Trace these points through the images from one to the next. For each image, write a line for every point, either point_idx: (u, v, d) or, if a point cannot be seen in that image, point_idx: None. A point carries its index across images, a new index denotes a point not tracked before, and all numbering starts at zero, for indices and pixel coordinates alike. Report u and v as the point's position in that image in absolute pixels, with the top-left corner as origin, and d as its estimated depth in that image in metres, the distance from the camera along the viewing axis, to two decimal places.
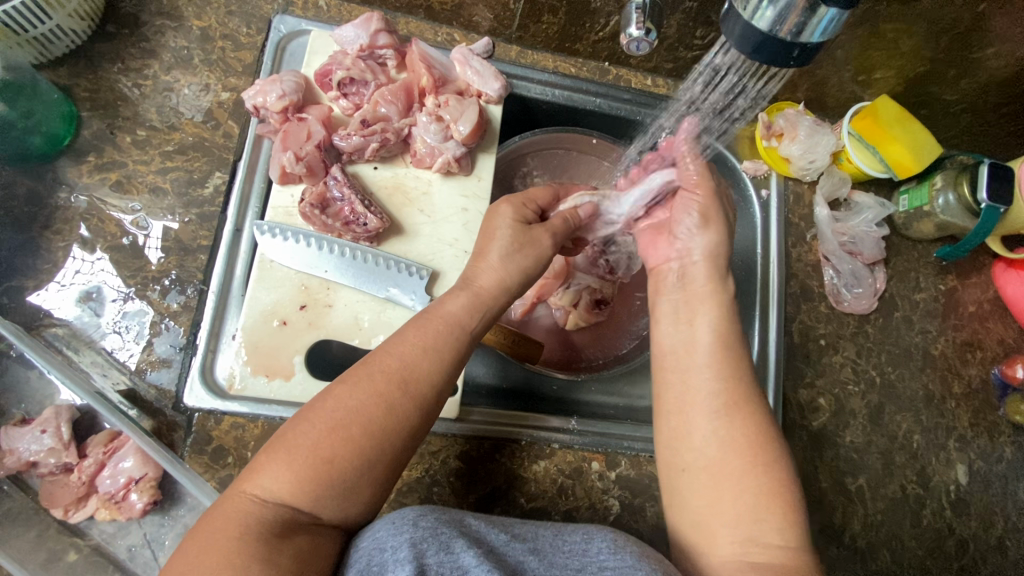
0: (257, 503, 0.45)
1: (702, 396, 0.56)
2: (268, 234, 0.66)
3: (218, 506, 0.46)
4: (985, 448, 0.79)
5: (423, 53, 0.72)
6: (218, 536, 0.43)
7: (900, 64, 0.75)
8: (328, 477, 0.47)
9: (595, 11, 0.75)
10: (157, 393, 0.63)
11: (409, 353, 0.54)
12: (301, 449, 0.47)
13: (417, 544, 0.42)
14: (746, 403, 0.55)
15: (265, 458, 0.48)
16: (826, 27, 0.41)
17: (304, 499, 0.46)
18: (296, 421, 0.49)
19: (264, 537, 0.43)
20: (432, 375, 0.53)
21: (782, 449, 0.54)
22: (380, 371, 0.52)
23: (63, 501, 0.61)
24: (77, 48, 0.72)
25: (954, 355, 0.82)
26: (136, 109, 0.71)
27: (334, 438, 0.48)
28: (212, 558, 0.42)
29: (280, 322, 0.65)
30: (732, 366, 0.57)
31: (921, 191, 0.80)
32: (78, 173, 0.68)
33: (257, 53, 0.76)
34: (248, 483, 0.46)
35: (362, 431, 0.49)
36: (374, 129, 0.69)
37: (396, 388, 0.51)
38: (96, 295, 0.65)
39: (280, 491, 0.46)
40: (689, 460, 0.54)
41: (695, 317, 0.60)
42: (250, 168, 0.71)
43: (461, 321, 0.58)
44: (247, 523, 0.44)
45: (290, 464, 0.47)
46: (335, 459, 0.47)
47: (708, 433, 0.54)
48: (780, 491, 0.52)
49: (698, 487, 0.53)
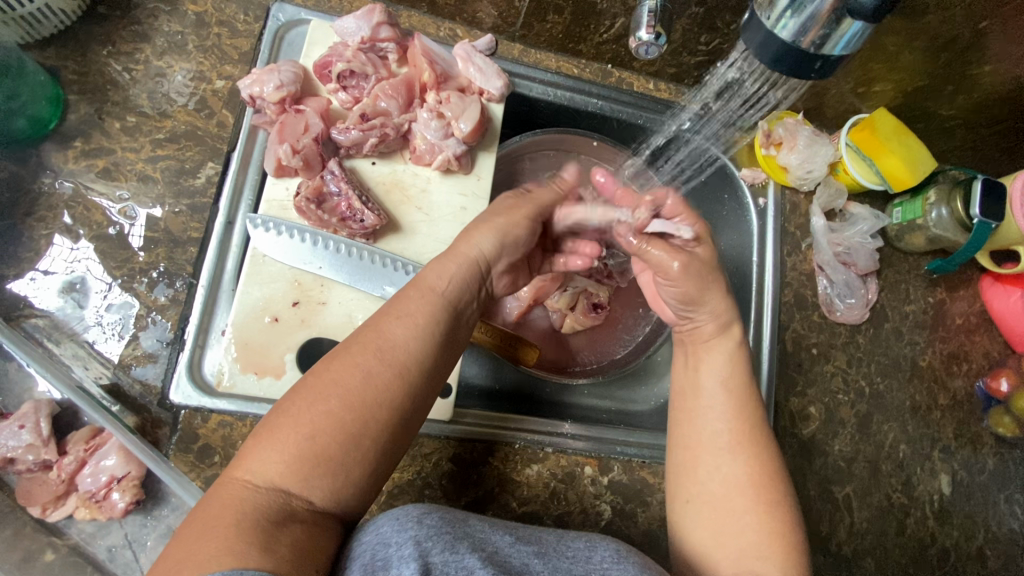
0: (248, 488, 0.45)
1: (711, 433, 0.57)
2: (261, 227, 0.64)
3: (211, 496, 0.45)
4: (968, 459, 0.80)
5: (425, 47, 0.71)
6: (212, 522, 0.42)
7: (899, 78, 0.76)
8: (315, 455, 0.46)
9: (601, 13, 0.74)
10: (142, 388, 0.61)
11: (386, 325, 0.53)
12: (285, 428, 0.47)
13: (422, 542, 0.41)
14: (754, 439, 0.56)
15: (252, 443, 0.47)
16: (849, 40, 0.41)
17: (293, 479, 0.45)
18: (281, 405, 0.49)
19: (259, 521, 0.42)
20: (410, 339, 0.52)
21: (785, 490, 0.55)
22: (357, 343, 0.51)
23: (41, 498, 0.59)
24: (66, 29, 0.69)
25: (941, 367, 0.83)
26: (126, 94, 0.69)
27: (315, 412, 0.47)
28: (206, 545, 0.40)
29: (271, 318, 0.64)
30: (747, 410, 0.58)
31: (915, 204, 0.81)
32: (64, 158, 0.66)
33: (255, 41, 0.74)
34: (238, 469, 0.46)
35: (340, 402, 0.48)
36: (373, 124, 0.67)
37: (371, 356, 0.51)
38: (80, 286, 0.63)
39: (269, 473, 0.45)
40: (693, 492, 0.56)
41: (702, 361, 0.61)
42: (244, 159, 0.68)
43: (432, 285, 0.57)
44: (241, 508, 0.43)
45: (278, 447, 0.46)
46: (320, 435, 0.47)
47: (715, 469, 0.56)
48: (783, 531, 0.53)
49: (702, 518, 0.55)
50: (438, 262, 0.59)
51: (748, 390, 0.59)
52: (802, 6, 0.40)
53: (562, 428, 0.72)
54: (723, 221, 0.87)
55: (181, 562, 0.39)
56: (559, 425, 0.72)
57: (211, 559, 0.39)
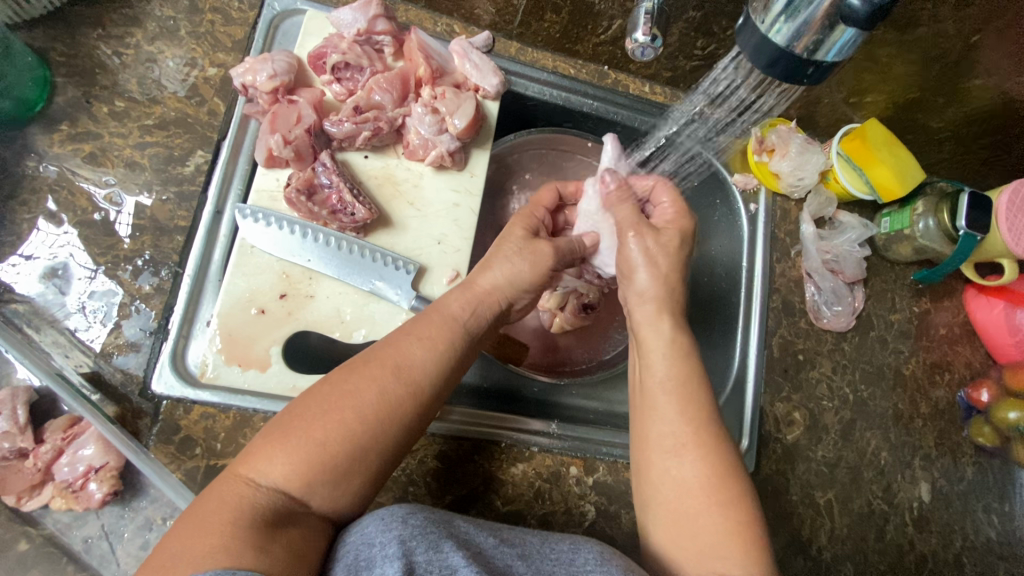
0: (251, 487, 0.44)
1: (658, 436, 0.56)
2: (250, 218, 0.63)
3: (212, 488, 0.44)
4: (948, 468, 0.81)
5: (421, 42, 0.71)
6: (211, 518, 0.41)
7: (891, 89, 0.77)
8: (324, 461, 0.46)
9: (599, 14, 0.74)
10: (124, 378, 0.60)
11: (405, 343, 0.53)
12: (297, 432, 0.46)
13: (406, 541, 0.41)
14: (702, 438, 0.55)
15: (261, 441, 0.47)
16: (842, 46, 0.41)
17: (298, 483, 0.45)
18: (299, 407, 0.48)
19: (258, 522, 0.42)
20: (428, 363, 0.53)
21: (742, 488, 0.54)
22: (376, 357, 0.52)
23: (16, 487, 0.58)
24: (56, 10, 0.68)
25: (923, 376, 0.84)
26: (115, 78, 0.68)
27: (328, 418, 0.47)
28: (203, 540, 0.40)
29: (258, 311, 0.63)
30: (692, 402, 0.57)
31: (903, 214, 0.82)
32: (50, 142, 0.65)
33: (249, 30, 0.73)
34: (244, 467, 0.45)
35: (354, 413, 0.48)
36: (367, 117, 0.67)
37: (389, 372, 0.51)
38: (62, 272, 0.62)
39: (274, 474, 0.45)
40: (650, 496, 0.56)
41: (649, 353, 0.61)
42: (234, 148, 0.68)
43: (454, 314, 0.58)
44: (241, 507, 0.43)
45: (287, 448, 0.46)
46: (330, 442, 0.46)
47: (664, 472, 0.55)
48: (743, 530, 0.52)
49: (660, 521, 0.55)
50: (459, 290, 0.60)
51: (689, 390, 0.58)
52: (796, 11, 0.41)
53: (549, 428, 0.71)
54: (715, 227, 0.88)
55: (176, 560, 0.38)
56: (546, 425, 0.72)
57: (207, 558, 0.38)
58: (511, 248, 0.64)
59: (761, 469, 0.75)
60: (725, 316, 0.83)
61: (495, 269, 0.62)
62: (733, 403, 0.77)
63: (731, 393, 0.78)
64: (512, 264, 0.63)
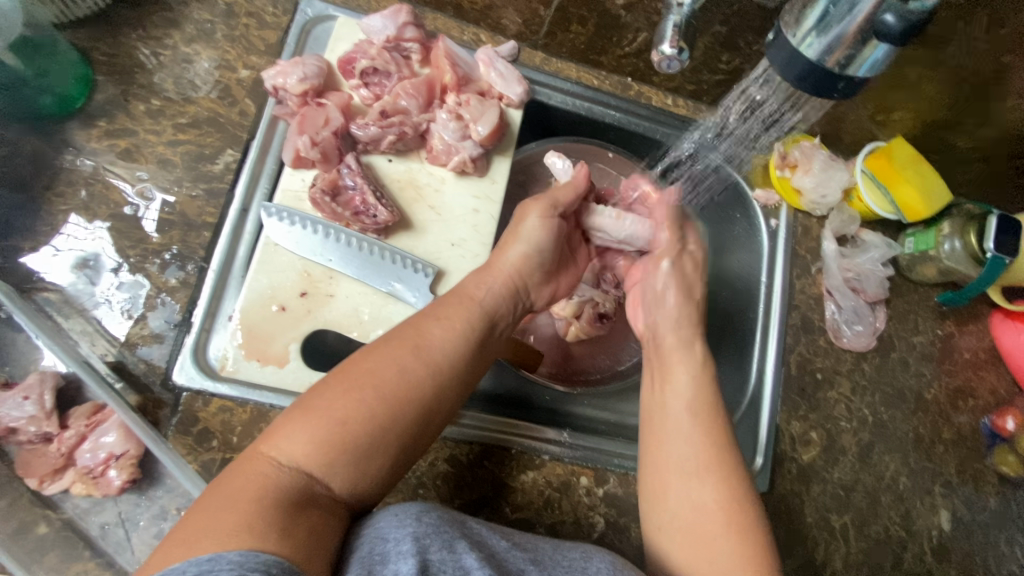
0: (273, 466, 0.45)
1: (677, 459, 0.57)
2: (275, 217, 0.65)
3: (234, 468, 0.45)
4: (969, 496, 0.79)
5: (448, 50, 0.72)
6: (234, 498, 0.42)
7: (918, 108, 0.76)
8: (343, 440, 0.47)
9: (625, 26, 0.75)
10: (146, 368, 0.61)
11: (424, 324, 0.55)
12: (317, 411, 0.47)
13: (421, 538, 0.41)
14: (721, 463, 0.56)
15: (281, 421, 0.47)
16: (873, 63, 0.41)
17: (319, 462, 0.46)
18: (320, 389, 0.49)
19: (281, 504, 0.42)
20: (447, 345, 0.55)
21: (759, 515, 0.55)
22: (396, 338, 0.53)
23: (39, 471, 0.60)
24: (99, 11, 0.71)
25: (945, 401, 0.82)
26: (152, 78, 0.70)
27: (348, 396, 0.48)
28: (227, 518, 0.40)
29: (279, 307, 0.64)
30: (713, 428, 0.58)
31: (928, 234, 0.80)
32: (87, 137, 0.67)
33: (281, 34, 0.74)
34: (265, 447, 0.46)
35: (373, 392, 0.49)
36: (392, 121, 0.68)
37: (409, 353, 0.52)
38: (93, 263, 0.64)
39: (295, 454, 0.45)
40: (666, 521, 0.56)
41: (670, 376, 0.62)
42: (263, 148, 0.69)
43: (472, 295, 0.60)
44: (264, 486, 0.43)
45: (308, 428, 0.46)
46: (352, 422, 0.47)
47: (683, 497, 0.55)
48: (761, 556, 0.52)
49: (675, 547, 0.54)
50: (477, 274, 0.62)
51: (710, 412, 0.59)
52: (829, 27, 0.41)
53: (560, 436, 0.71)
54: (735, 240, 0.86)
55: (198, 535, 0.38)
56: (557, 434, 0.71)
57: (230, 537, 0.38)
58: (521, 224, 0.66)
59: (776, 489, 0.74)
60: (742, 331, 0.82)
61: (513, 250, 0.64)
62: (749, 419, 0.76)
63: (747, 407, 0.77)
64: (523, 235, 0.64)
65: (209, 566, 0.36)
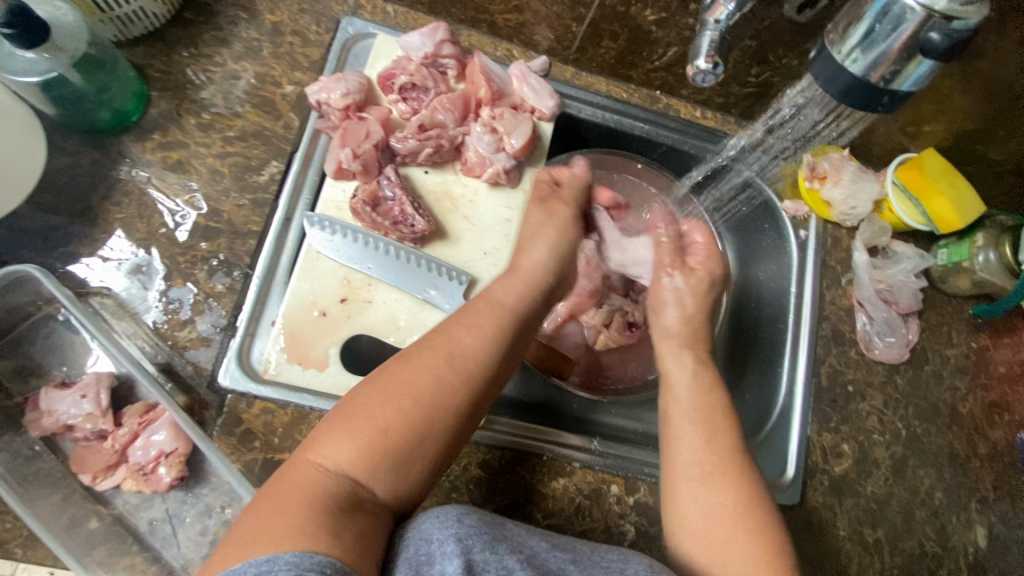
0: (320, 472, 0.47)
1: (683, 463, 0.58)
2: (318, 225, 0.67)
3: (283, 474, 0.47)
4: (1007, 513, 0.77)
5: (483, 65, 0.74)
6: (285, 502, 0.44)
7: (950, 120, 0.76)
8: (384, 446, 0.49)
9: (655, 41, 0.76)
10: (193, 370, 0.64)
11: (456, 331, 0.56)
12: (358, 419, 0.49)
13: (463, 539, 0.42)
14: (729, 467, 0.57)
15: (324, 430, 0.50)
16: (918, 78, 0.43)
17: (362, 468, 0.48)
18: (360, 398, 0.51)
19: (330, 508, 0.44)
20: (479, 350, 0.56)
21: (772, 518, 0.55)
22: (430, 346, 0.55)
23: (93, 467, 0.62)
24: (154, 30, 0.74)
25: (981, 415, 0.81)
26: (202, 93, 0.73)
27: (387, 404, 0.50)
28: (281, 522, 0.42)
29: (320, 313, 0.66)
30: (718, 433, 0.60)
31: (961, 246, 0.80)
32: (142, 149, 0.71)
33: (324, 51, 0.78)
34: (311, 454, 0.48)
35: (411, 401, 0.51)
36: (430, 135, 0.71)
37: (442, 360, 0.54)
38: (146, 269, 0.67)
39: (340, 460, 0.48)
40: (677, 524, 0.56)
41: (676, 383, 0.65)
42: (306, 160, 0.72)
43: (501, 300, 0.61)
44: (313, 491, 0.45)
45: (349, 435, 0.49)
46: (392, 430, 0.49)
47: (691, 499, 0.56)
48: (776, 559, 0.52)
49: (687, 550, 0.54)
50: (507, 279, 0.64)
51: (715, 418, 0.61)
52: (874, 43, 0.42)
53: (590, 444, 0.72)
54: (764, 251, 0.87)
55: (253, 538, 0.41)
56: (587, 441, 0.72)
57: (285, 539, 0.41)
58: (540, 227, 0.69)
59: (807, 501, 0.73)
60: (772, 341, 0.82)
61: (539, 253, 0.66)
62: (779, 432, 0.76)
63: (777, 420, 0.77)
64: (544, 236, 0.68)
65: (268, 566, 0.38)
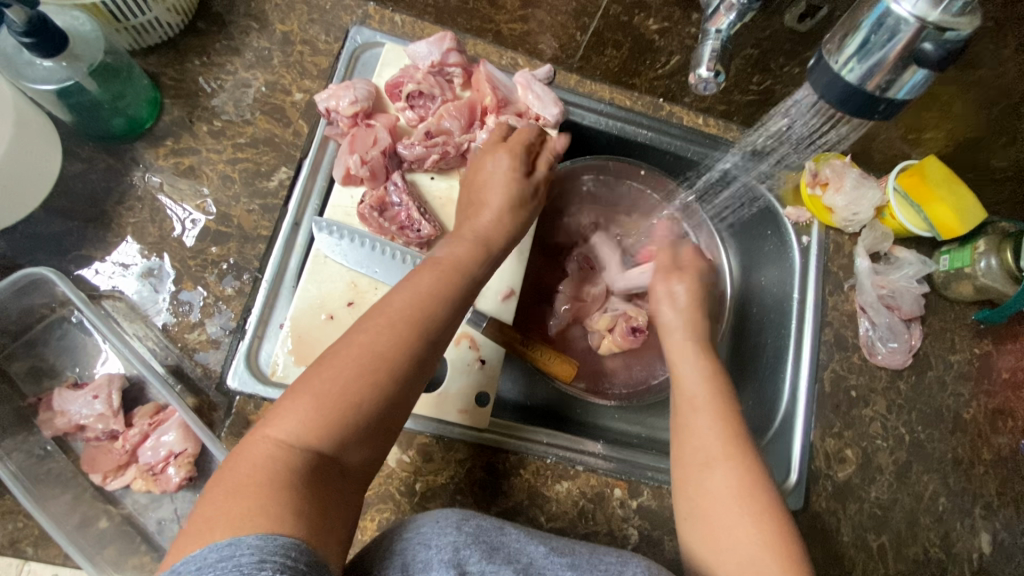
0: (280, 449, 0.45)
1: (691, 450, 0.60)
2: (325, 231, 0.68)
3: (241, 453, 0.45)
4: (1012, 519, 0.77)
5: (489, 74, 0.76)
6: (247, 483, 0.42)
7: (950, 127, 0.77)
8: (347, 418, 0.47)
9: (658, 50, 0.78)
10: (202, 372, 0.65)
11: (419, 298, 0.55)
12: (320, 391, 0.48)
13: (460, 549, 0.44)
14: (732, 451, 0.58)
15: (283, 404, 0.48)
16: (913, 85, 0.43)
17: (325, 443, 0.46)
18: (319, 369, 0.49)
19: (295, 485, 0.43)
20: (444, 320, 0.55)
21: (778, 500, 0.56)
22: (392, 314, 0.53)
23: (104, 467, 0.63)
24: (168, 40, 0.76)
25: (984, 422, 0.81)
26: (213, 101, 0.75)
27: (346, 372, 0.49)
28: (243, 504, 0.41)
29: (328, 316, 0.67)
30: (724, 420, 0.61)
31: (964, 251, 0.80)
32: (155, 155, 0.72)
33: (333, 60, 0.79)
34: (269, 430, 0.46)
35: (373, 370, 0.49)
36: (436, 142, 0.72)
37: (406, 329, 0.52)
38: (157, 272, 0.68)
39: (301, 437, 0.46)
40: (687, 509, 0.58)
41: (682, 373, 0.67)
42: (314, 166, 0.73)
43: (465, 267, 0.59)
44: (275, 470, 0.44)
45: (310, 409, 0.47)
46: (352, 397, 0.48)
47: (698, 485, 0.58)
48: (781, 540, 0.53)
49: (698, 534, 0.56)
50: (472, 245, 0.62)
51: (720, 405, 0.62)
52: (869, 53, 0.43)
53: (595, 448, 0.73)
54: (766, 257, 0.88)
55: (211, 523, 0.40)
56: (592, 445, 0.73)
57: (249, 521, 0.39)
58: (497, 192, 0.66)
59: (810, 506, 0.73)
60: (776, 346, 0.83)
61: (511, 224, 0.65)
62: (782, 437, 0.77)
63: (779, 423, 0.77)
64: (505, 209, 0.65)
65: (231, 548, 0.37)
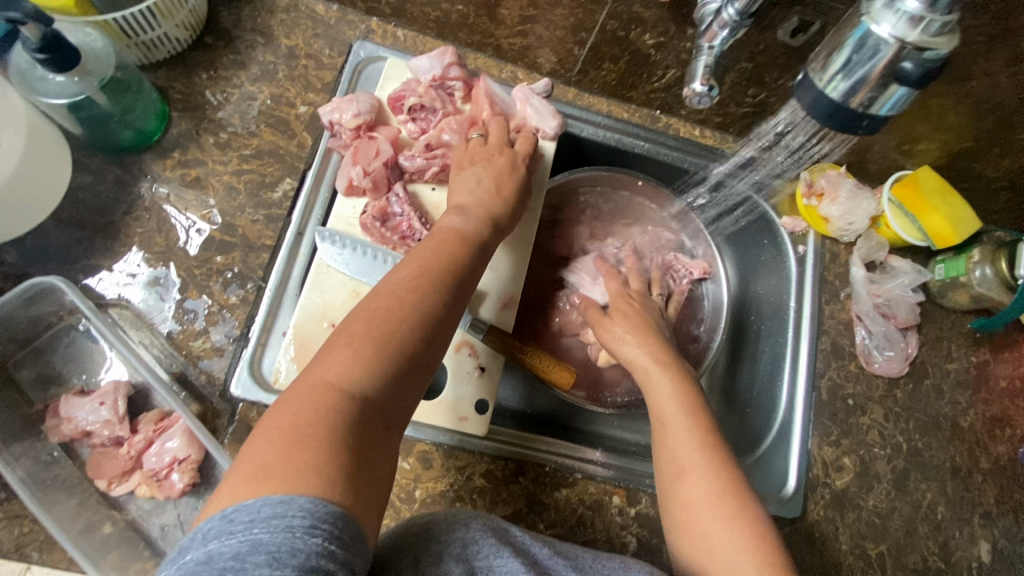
0: (333, 394, 0.44)
1: (668, 460, 0.61)
2: (328, 240, 0.70)
3: (291, 398, 0.44)
4: (1011, 528, 0.77)
5: (488, 89, 0.78)
6: (302, 429, 0.41)
7: (944, 138, 0.78)
8: (396, 369, 0.48)
9: (654, 64, 0.79)
10: (207, 379, 0.67)
11: (456, 267, 0.58)
12: (369, 341, 0.48)
13: (468, 544, 0.44)
14: (705, 459, 0.59)
15: (331, 353, 0.47)
16: (895, 102, 0.45)
17: (378, 390, 0.46)
18: (364, 321, 0.50)
19: (351, 432, 0.43)
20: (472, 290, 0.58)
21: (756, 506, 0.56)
22: (433, 277, 0.55)
23: (109, 473, 0.64)
24: (176, 54, 0.78)
25: (982, 430, 0.81)
26: (219, 114, 0.77)
27: (398, 326, 0.50)
28: (302, 453, 0.39)
29: (330, 324, 0.68)
30: (696, 429, 0.62)
31: (958, 261, 0.81)
32: (162, 167, 0.74)
33: (337, 73, 0.81)
34: (321, 377, 0.45)
35: (417, 325, 0.51)
36: (436, 154, 0.74)
37: (445, 292, 0.55)
38: (163, 281, 0.69)
39: (356, 382, 0.46)
40: (671, 517, 0.59)
41: (652, 383, 0.67)
42: (318, 177, 0.75)
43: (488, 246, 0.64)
44: (331, 415, 0.43)
45: (361, 357, 0.47)
46: (401, 348, 0.49)
47: (678, 493, 0.59)
48: (762, 543, 0.54)
49: (681, 541, 0.57)
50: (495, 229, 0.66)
51: (691, 414, 0.63)
52: (852, 70, 0.44)
53: (594, 455, 0.73)
54: (764, 267, 0.89)
55: (267, 473, 0.37)
56: (590, 453, 0.74)
57: (306, 473, 0.38)
58: (493, 196, 0.68)
59: (809, 514, 0.74)
60: (772, 353, 0.84)
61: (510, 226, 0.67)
62: (779, 444, 0.78)
63: (778, 430, 0.78)
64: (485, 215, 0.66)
65: (284, 506, 0.35)
